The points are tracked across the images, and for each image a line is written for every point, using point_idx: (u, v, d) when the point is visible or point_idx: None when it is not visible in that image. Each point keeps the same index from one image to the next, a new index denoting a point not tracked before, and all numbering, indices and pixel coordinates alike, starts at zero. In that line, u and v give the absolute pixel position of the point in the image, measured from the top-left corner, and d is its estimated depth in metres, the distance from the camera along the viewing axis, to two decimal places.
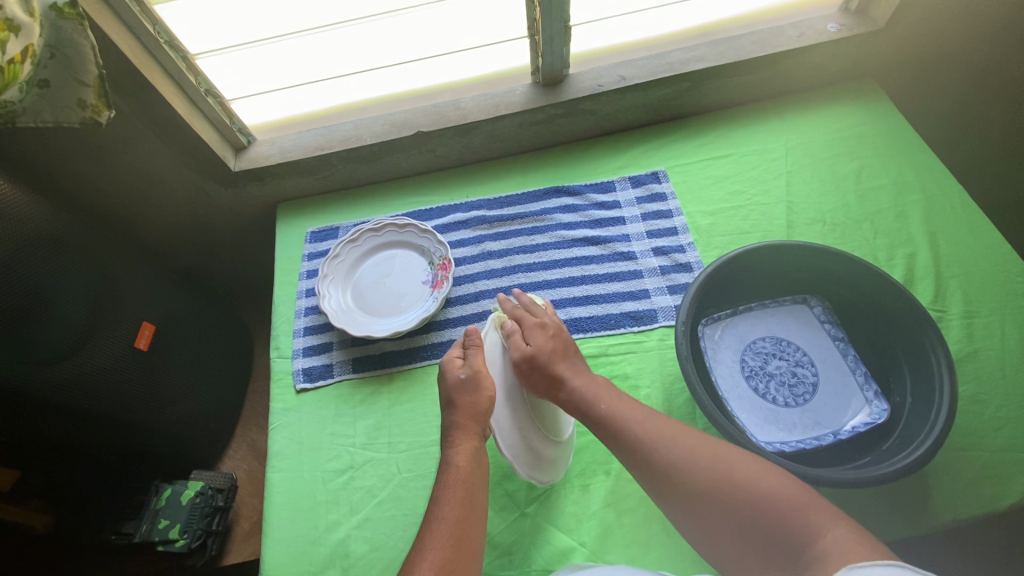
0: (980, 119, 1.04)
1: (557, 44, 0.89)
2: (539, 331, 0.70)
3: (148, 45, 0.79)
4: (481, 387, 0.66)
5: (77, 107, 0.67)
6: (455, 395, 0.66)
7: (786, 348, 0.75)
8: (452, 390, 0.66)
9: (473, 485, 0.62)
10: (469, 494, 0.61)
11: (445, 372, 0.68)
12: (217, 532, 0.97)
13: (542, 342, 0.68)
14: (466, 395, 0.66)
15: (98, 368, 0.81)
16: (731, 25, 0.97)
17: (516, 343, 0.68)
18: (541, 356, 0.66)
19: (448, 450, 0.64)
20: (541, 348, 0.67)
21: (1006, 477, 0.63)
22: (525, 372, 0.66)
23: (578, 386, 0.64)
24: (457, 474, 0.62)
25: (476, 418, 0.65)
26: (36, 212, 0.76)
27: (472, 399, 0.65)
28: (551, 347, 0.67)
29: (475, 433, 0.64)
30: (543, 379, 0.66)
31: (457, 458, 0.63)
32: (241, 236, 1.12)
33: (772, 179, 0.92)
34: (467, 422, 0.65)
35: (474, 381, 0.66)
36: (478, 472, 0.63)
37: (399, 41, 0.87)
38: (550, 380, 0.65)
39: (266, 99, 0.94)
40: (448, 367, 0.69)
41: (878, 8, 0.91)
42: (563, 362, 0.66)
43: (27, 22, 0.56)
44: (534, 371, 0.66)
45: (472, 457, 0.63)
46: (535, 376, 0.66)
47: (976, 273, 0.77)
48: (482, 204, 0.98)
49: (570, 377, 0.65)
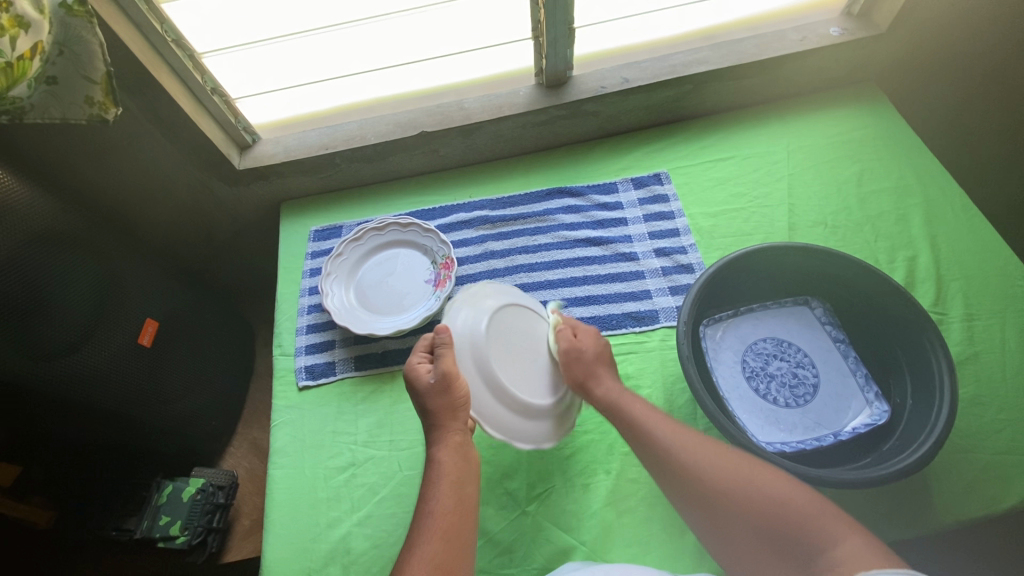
0: (982, 124, 1.04)
1: (561, 45, 0.90)
2: (589, 333, 0.73)
3: (155, 43, 0.79)
4: (453, 388, 0.65)
5: (84, 104, 0.68)
6: (427, 400, 0.65)
7: (787, 349, 0.75)
8: (423, 397, 0.66)
9: (462, 478, 0.62)
10: (458, 488, 0.61)
11: (414, 380, 0.67)
12: (218, 529, 0.97)
13: (590, 341, 0.72)
14: (438, 398, 0.65)
15: (103, 363, 0.82)
16: (734, 28, 0.98)
17: (564, 336, 0.72)
18: (588, 352, 0.70)
19: (432, 448, 0.64)
20: (593, 341, 0.72)
21: (1006, 479, 0.63)
22: (567, 361, 0.70)
23: (615, 382, 0.68)
24: (443, 469, 0.62)
25: (454, 414, 0.65)
26: (43, 207, 0.76)
27: (445, 402, 0.65)
28: (598, 348, 0.71)
29: (456, 429, 0.64)
30: (584, 370, 0.69)
31: (441, 455, 0.63)
32: (244, 234, 1.13)
33: (773, 181, 0.92)
34: (445, 421, 0.64)
35: (444, 384, 0.65)
36: (465, 466, 0.63)
37: (404, 42, 0.88)
38: (588, 375, 0.69)
39: (271, 98, 0.95)
40: (415, 375, 0.67)
41: (881, 12, 0.92)
42: (608, 363, 0.70)
43: (37, 19, 0.57)
44: (576, 363, 0.70)
45: (458, 452, 0.63)
46: (574, 367, 0.70)
47: (976, 276, 0.78)
48: (485, 204, 0.98)
49: (609, 376, 0.69)
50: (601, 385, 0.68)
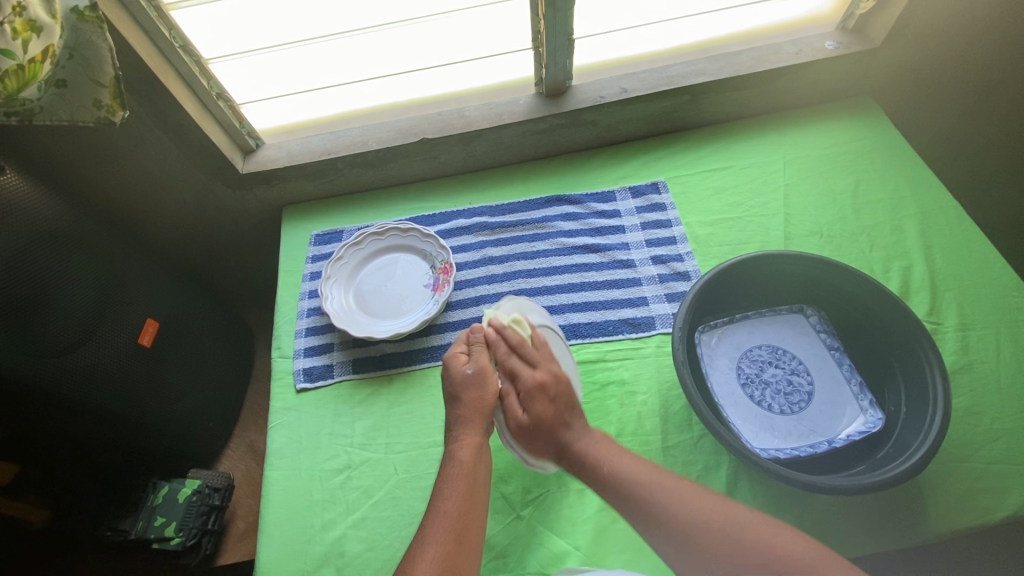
0: (977, 136, 1.06)
1: (560, 55, 0.91)
2: (537, 394, 0.65)
3: (163, 50, 0.81)
4: (487, 384, 0.67)
5: (92, 107, 0.69)
6: (462, 391, 0.67)
7: (782, 356, 0.76)
8: (458, 386, 0.67)
9: (476, 479, 0.62)
10: (471, 488, 0.61)
11: (450, 368, 0.69)
12: (213, 531, 0.98)
13: (540, 404, 0.65)
14: (473, 392, 0.66)
15: (103, 362, 0.83)
16: (732, 41, 1.00)
17: (509, 406, 0.66)
18: (536, 421, 0.64)
19: (450, 444, 0.65)
20: (535, 407, 0.64)
21: (999, 489, 0.63)
22: (526, 437, 0.65)
23: (582, 452, 0.62)
24: (459, 468, 0.62)
25: (480, 411, 0.66)
26: (50, 207, 0.78)
27: (479, 397, 0.66)
28: (548, 404, 0.65)
29: (478, 427, 0.65)
30: (546, 440, 0.64)
31: (460, 453, 0.63)
32: (246, 238, 1.14)
33: (769, 191, 0.93)
34: (472, 416, 0.65)
35: (479, 378, 0.67)
36: (480, 466, 0.63)
37: (408, 51, 0.89)
38: (552, 445, 0.64)
39: (276, 104, 0.96)
40: (452, 363, 0.69)
41: (875, 26, 0.94)
42: (563, 428, 0.64)
43: (49, 24, 0.59)
44: (537, 438, 0.64)
45: (476, 452, 0.63)
46: (536, 440, 0.64)
47: (971, 287, 0.78)
48: (485, 211, 0.99)
49: (573, 439, 0.63)
50: (569, 457, 0.63)
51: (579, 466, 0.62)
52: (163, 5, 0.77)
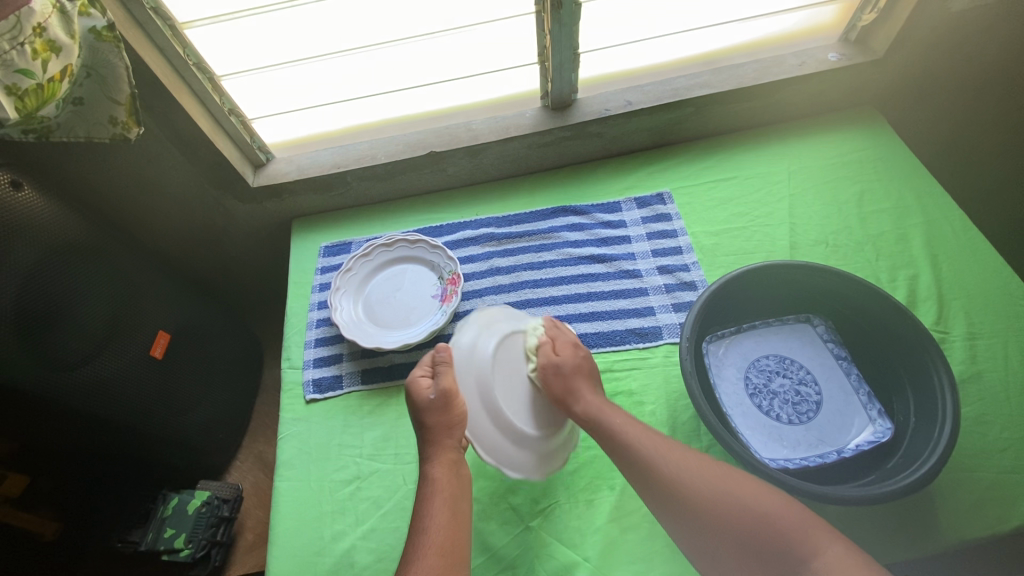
0: (980, 141, 1.06)
1: (566, 70, 0.93)
2: (569, 348, 0.72)
3: (178, 67, 0.83)
4: (451, 405, 0.67)
5: (109, 124, 0.71)
6: (425, 415, 0.67)
7: (790, 366, 0.76)
8: (422, 410, 0.67)
9: (455, 493, 0.62)
10: (453, 503, 0.61)
11: (415, 393, 0.68)
12: (222, 543, 1.00)
13: (568, 355, 0.71)
14: (438, 414, 0.66)
15: (116, 373, 0.84)
16: (735, 53, 1.01)
17: (543, 352, 0.72)
18: (563, 367, 0.69)
19: (425, 465, 0.65)
20: (567, 359, 0.70)
21: (1011, 500, 0.63)
22: (546, 378, 0.69)
23: (593, 399, 0.66)
24: (436, 486, 0.62)
25: (449, 432, 0.66)
26: (67, 221, 0.79)
27: (443, 418, 0.66)
28: (576, 361, 0.70)
29: (449, 446, 0.65)
30: (562, 386, 0.68)
31: (435, 472, 0.64)
32: (254, 251, 1.15)
33: (775, 202, 0.94)
34: (441, 438, 0.65)
35: (445, 400, 0.67)
36: (458, 482, 0.63)
37: (417, 66, 0.91)
38: (568, 389, 0.68)
39: (286, 120, 0.98)
40: (415, 388, 0.69)
41: (877, 38, 0.95)
42: (587, 380, 0.69)
43: (68, 44, 0.60)
44: (557, 379, 0.69)
45: (451, 468, 0.64)
46: (553, 382, 0.69)
47: (979, 296, 0.78)
48: (492, 222, 1.00)
49: (587, 393, 0.68)
50: (579, 402, 0.67)
51: (584, 418, 0.66)
52: (177, 24, 0.79)
